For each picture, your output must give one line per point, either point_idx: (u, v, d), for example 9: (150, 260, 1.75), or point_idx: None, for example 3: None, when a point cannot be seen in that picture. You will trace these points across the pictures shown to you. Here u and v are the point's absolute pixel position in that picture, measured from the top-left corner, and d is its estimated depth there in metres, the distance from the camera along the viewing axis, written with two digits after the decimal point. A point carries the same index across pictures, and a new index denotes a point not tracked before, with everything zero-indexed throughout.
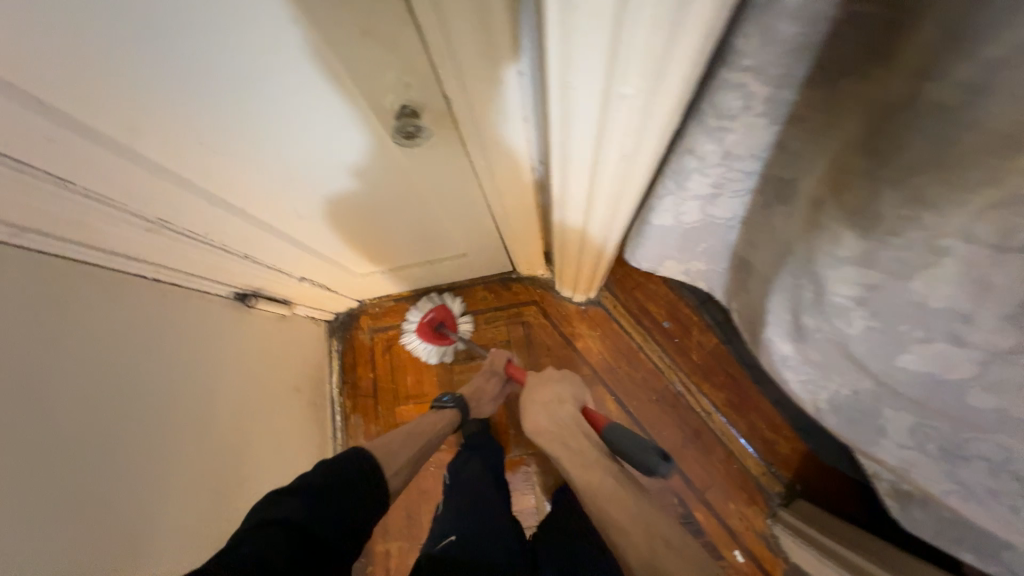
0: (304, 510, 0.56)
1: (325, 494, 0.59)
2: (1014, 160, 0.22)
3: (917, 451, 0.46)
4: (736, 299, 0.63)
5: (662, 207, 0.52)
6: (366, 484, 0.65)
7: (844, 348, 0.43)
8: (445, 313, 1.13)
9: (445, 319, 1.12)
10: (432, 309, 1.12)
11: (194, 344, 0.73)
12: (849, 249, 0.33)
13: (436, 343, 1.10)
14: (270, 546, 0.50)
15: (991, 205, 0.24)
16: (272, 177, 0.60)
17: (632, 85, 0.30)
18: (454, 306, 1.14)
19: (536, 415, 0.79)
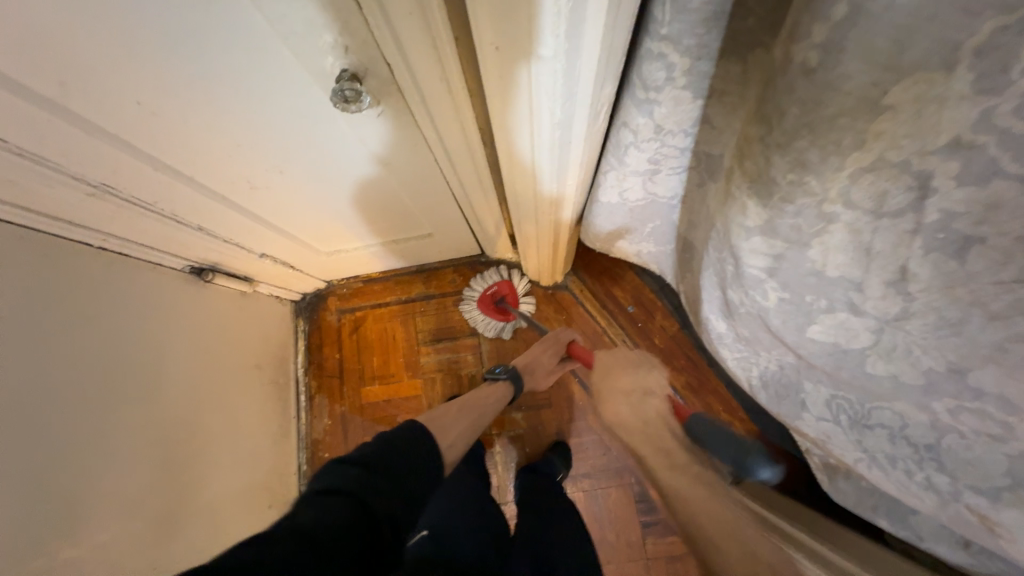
0: (367, 484, 0.48)
1: (387, 463, 0.51)
2: (874, 124, 0.26)
3: (832, 423, 0.50)
4: (683, 281, 0.65)
5: (607, 184, 0.53)
6: (431, 451, 0.57)
7: (765, 322, 0.45)
8: (508, 288, 1.12)
9: (507, 294, 1.12)
10: (495, 284, 1.12)
11: (140, 318, 0.71)
12: (754, 218, 0.36)
13: (497, 317, 1.11)
14: (327, 522, 0.43)
15: (862, 167, 0.28)
16: (221, 149, 0.59)
17: (551, 46, 0.31)
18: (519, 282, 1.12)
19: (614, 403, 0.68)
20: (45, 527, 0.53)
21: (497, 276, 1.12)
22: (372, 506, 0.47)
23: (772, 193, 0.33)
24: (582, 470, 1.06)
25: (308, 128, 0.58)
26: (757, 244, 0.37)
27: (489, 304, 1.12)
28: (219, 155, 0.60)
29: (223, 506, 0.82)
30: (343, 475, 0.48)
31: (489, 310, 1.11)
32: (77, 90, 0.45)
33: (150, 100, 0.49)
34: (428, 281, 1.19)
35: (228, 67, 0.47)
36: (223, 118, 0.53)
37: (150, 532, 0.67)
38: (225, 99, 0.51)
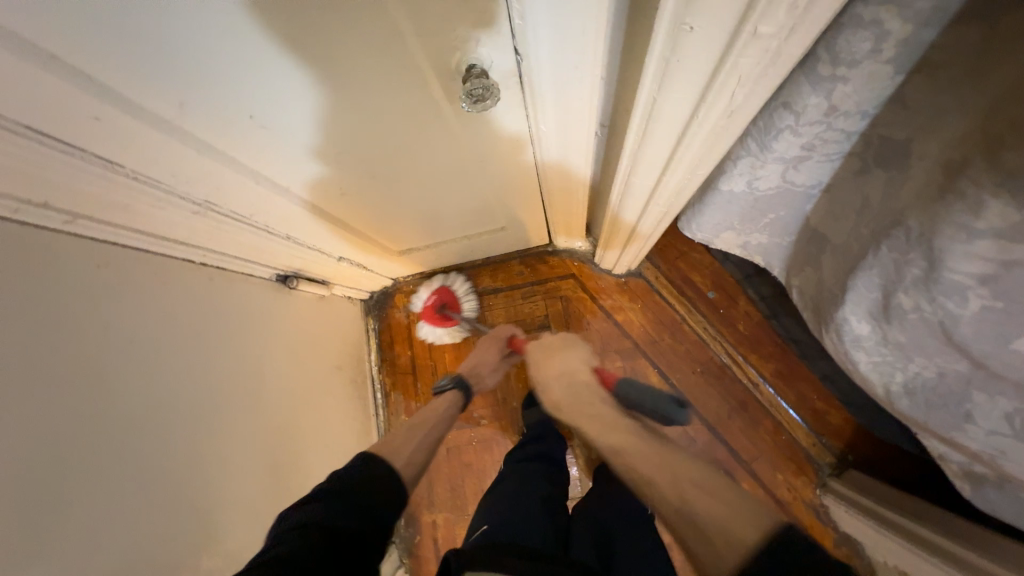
0: (325, 509, 0.49)
1: (345, 493, 0.52)
2: None
3: (1012, 439, 0.43)
4: (797, 275, 0.60)
5: (735, 171, 0.48)
6: (386, 483, 0.57)
7: (946, 331, 0.39)
8: (447, 294, 1.13)
9: (449, 300, 1.13)
10: (432, 294, 1.13)
11: (240, 328, 0.73)
12: (989, 220, 0.29)
13: (440, 325, 1.10)
14: (296, 552, 0.43)
15: None
16: (313, 160, 0.57)
17: (776, 21, 0.27)
18: (458, 287, 1.14)
19: (547, 388, 0.74)
20: (187, 537, 0.57)
21: (431, 286, 1.14)
22: (338, 536, 0.46)
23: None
24: None
25: (400, 136, 0.55)
26: (981, 247, 0.30)
27: (432, 314, 1.11)
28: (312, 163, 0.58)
29: None
30: (305, 512, 0.49)
31: (430, 319, 1.11)
32: (192, 110, 0.44)
33: (255, 116, 0.47)
34: (494, 274, 1.17)
35: (336, 80, 0.44)
36: (318, 130, 0.51)
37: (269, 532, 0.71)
38: (326, 110, 0.48)
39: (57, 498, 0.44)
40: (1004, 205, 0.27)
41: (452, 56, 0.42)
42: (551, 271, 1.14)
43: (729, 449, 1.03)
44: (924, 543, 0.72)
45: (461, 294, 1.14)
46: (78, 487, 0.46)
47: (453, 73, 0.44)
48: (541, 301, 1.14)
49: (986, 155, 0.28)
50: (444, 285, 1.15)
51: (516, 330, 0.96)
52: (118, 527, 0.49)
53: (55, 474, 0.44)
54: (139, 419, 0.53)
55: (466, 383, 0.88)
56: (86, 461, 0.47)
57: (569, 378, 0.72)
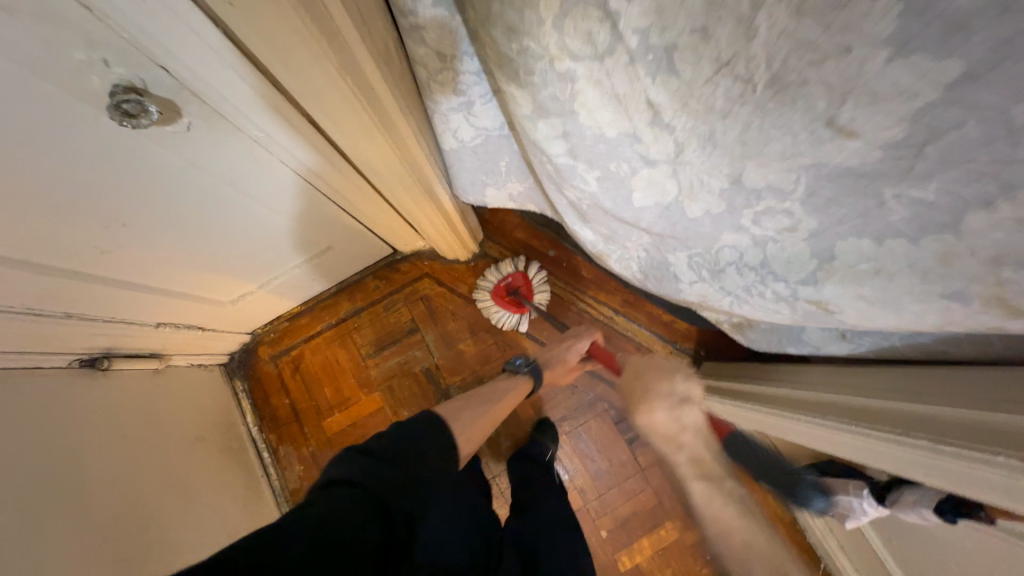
0: (369, 471, 0.47)
1: (401, 459, 0.50)
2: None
3: (701, 281, 0.53)
4: (552, 210, 0.68)
5: (438, 127, 0.57)
6: (436, 441, 0.56)
7: (605, 208, 0.48)
8: (521, 280, 1.11)
9: (521, 286, 1.11)
10: (512, 275, 1.11)
11: (43, 423, 0.67)
12: (525, 101, 0.42)
13: (509, 308, 1.09)
14: (332, 513, 0.41)
15: (553, 13, 0.32)
16: (43, 227, 0.54)
17: None
18: (533, 274, 1.10)
19: (653, 413, 0.75)
20: None
21: (510, 268, 1.11)
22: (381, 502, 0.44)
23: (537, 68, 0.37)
24: (559, 415, 1.11)
25: (132, 173, 0.55)
26: (546, 128, 0.43)
27: (504, 296, 1.10)
28: (44, 227, 0.55)
29: None
30: (354, 464, 0.47)
31: (507, 301, 1.09)
32: None
33: None
34: (353, 297, 1.17)
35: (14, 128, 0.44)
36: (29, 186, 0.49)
37: None
38: (24, 158, 0.47)
39: None
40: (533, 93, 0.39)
41: (87, 80, 0.43)
42: (406, 276, 1.18)
43: (608, 383, 1.12)
44: None
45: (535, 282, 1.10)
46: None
47: (98, 97, 0.45)
48: (404, 307, 1.17)
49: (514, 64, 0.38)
50: (522, 269, 1.11)
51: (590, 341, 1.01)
52: None
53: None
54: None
55: (539, 368, 0.98)
56: None
57: (681, 405, 0.74)
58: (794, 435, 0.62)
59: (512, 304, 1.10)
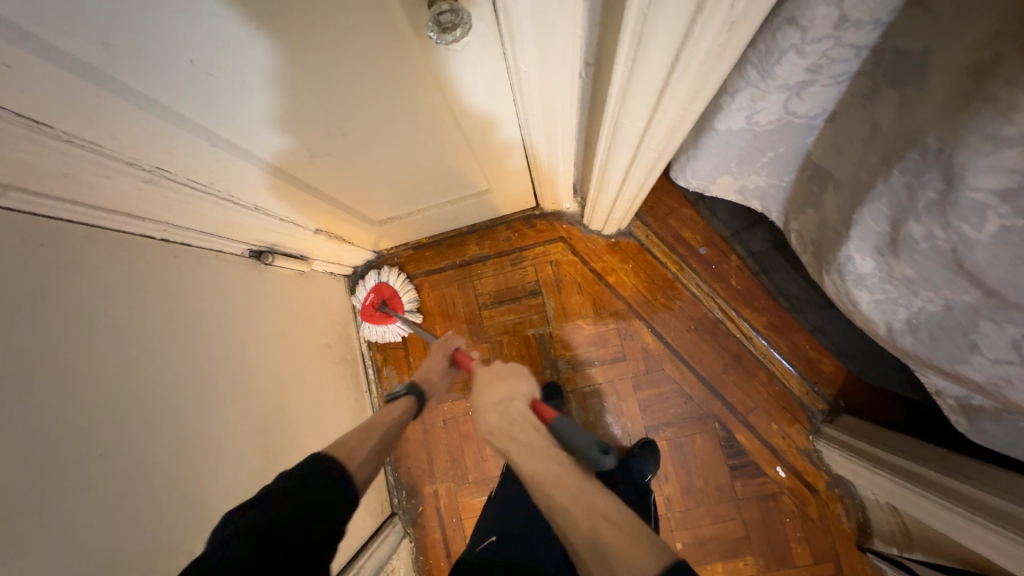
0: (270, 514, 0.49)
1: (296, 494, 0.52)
2: None
3: (1020, 366, 0.41)
4: (797, 217, 0.56)
5: (733, 106, 0.47)
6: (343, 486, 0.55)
7: (958, 259, 0.36)
8: (388, 291, 1.11)
9: (388, 297, 1.11)
10: (372, 291, 1.10)
11: (218, 305, 0.70)
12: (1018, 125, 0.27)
13: (379, 322, 1.07)
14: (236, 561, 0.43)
15: None
16: (267, 118, 0.53)
17: None
18: (397, 284, 1.10)
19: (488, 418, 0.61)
20: (179, 527, 0.56)
21: (372, 282, 1.10)
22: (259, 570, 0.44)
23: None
24: (663, 419, 1.05)
25: (370, 85, 0.51)
26: (1006, 158, 0.29)
27: (373, 312, 1.09)
28: (268, 121, 0.53)
29: None
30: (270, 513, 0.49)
31: (370, 317, 1.08)
32: (122, 55, 0.39)
33: (199, 62, 0.42)
34: (480, 242, 1.13)
35: (287, 12, 0.39)
36: (270, 80, 0.47)
37: None
38: (271, 45, 0.43)
39: (26, 517, 0.42)
40: None
41: None
42: (539, 235, 1.11)
43: (724, 402, 1.04)
44: (955, 497, 0.65)
45: (402, 290, 1.11)
46: (34, 495, 0.43)
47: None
48: (530, 267, 1.11)
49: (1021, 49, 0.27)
50: (382, 282, 1.11)
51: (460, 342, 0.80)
52: (97, 534, 0.47)
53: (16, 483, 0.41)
54: (115, 417, 0.51)
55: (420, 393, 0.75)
56: (51, 467, 0.44)
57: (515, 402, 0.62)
58: (1000, 557, 0.56)
59: (381, 317, 1.08)
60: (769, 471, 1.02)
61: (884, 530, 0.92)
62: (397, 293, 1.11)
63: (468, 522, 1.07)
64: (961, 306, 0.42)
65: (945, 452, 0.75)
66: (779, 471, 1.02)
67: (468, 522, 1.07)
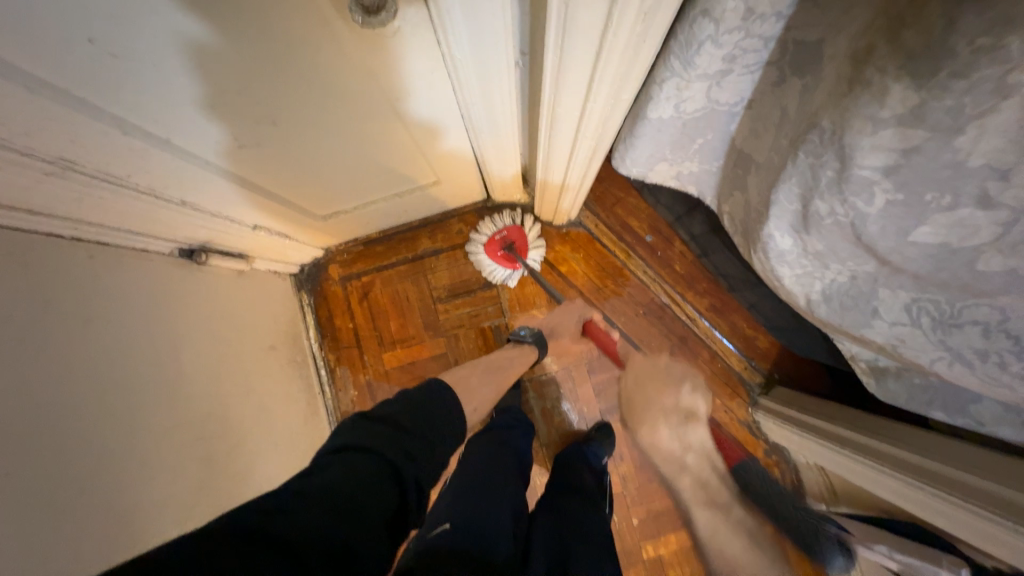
0: (387, 438, 0.52)
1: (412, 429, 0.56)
2: None
3: (910, 327, 0.46)
4: (727, 201, 0.60)
5: (661, 95, 0.49)
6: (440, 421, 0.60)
7: (855, 231, 0.40)
8: (518, 235, 1.06)
9: (518, 242, 1.06)
10: (506, 229, 1.05)
11: (145, 309, 0.65)
12: (893, 107, 0.31)
13: (503, 263, 1.06)
14: (348, 476, 0.45)
15: None
16: (188, 105, 0.50)
17: None
18: (529, 230, 1.06)
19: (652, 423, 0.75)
20: (110, 545, 0.52)
21: (508, 221, 1.05)
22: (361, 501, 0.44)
23: (938, 68, 0.28)
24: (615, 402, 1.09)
25: (305, 71, 0.49)
26: (886, 137, 0.32)
27: (500, 251, 1.06)
28: (188, 106, 0.50)
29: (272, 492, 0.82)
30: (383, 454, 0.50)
31: (495, 255, 1.05)
32: (7, 31, 0.35)
33: (103, 42, 0.39)
34: (433, 236, 1.12)
35: None
36: (191, 60, 0.44)
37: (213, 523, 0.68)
38: (192, 23, 0.40)
39: None
40: (905, 87, 0.30)
41: None
42: None
43: None
44: (869, 451, 0.73)
45: (533, 240, 1.06)
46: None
47: None
48: None
49: (890, 39, 0.31)
50: (517, 224, 1.06)
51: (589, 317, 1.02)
52: (22, 556, 0.43)
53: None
54: (24, 433, 0.46)
55: (542, 338, 0.99)
56: None
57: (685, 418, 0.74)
58: (909, 502, 0.63)
59: (504, 258, 1.06)
60: None
61: (814, 489, 1.01)
62: (527, 239, 1.06)
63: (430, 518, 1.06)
64: (864, 275, 0.46)
65: (861, 414, 0.84)
66: None
67: None
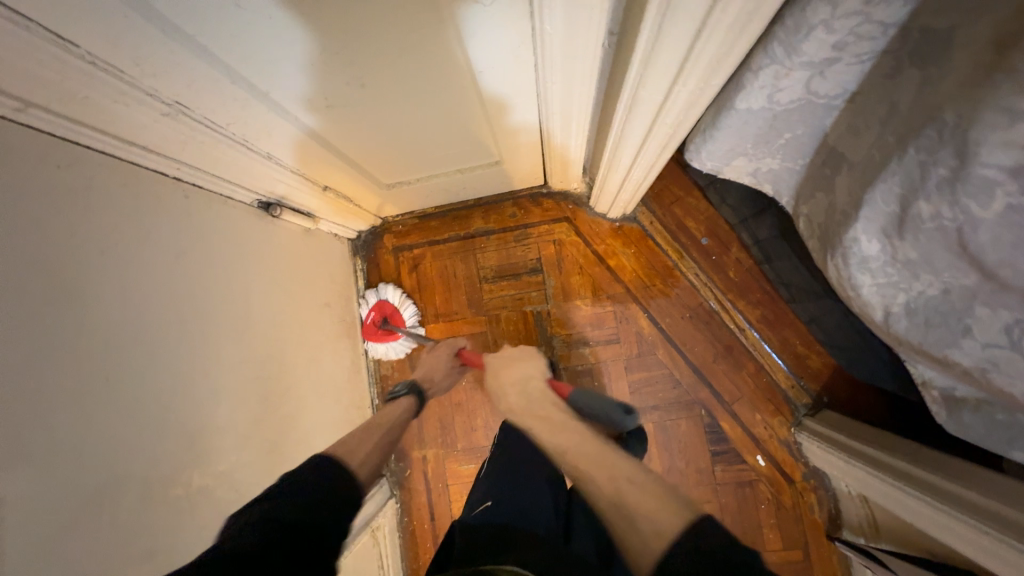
0: (281, 505, 0.50)
1: (298, 488, 0.54)
2: None
3: (1008, 351, 0.43)
4: (807, 202, 0.58)
5: (755, 84, 0.47)
6: (342, 481, 0.58)
7: (958, 239, 0.38)
8: (387, 309, 1.11)
9: (388, 314, 1.11)
10: (373, 310, 1.11)
11: (227, 251, 0.70)
12: None
13: (385, 339, 1.08)
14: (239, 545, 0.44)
15: None
16: (292, 63, 0.53)
17: None
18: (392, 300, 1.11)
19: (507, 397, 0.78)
20: (176, 457, 0.57)
21: (370, 302, 1.11)
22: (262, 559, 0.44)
23: None
24: (651, 402, 1.07)
25: (398, 38, 0.51)
26: (1020, 134, 0.30)
27: (376, 331, 1.10)
28: (290, 63, 0.53)
29: (315, 440, 0.87)
30: (285, 506, 0.51)
31: (374, 335, 1.09)
32: None
33: None
34: (486, 216, 1.13)
35: None
36: (299, 18, 0.46)
37: (265, 456, 0.73)
38: None
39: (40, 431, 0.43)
40: None
41: None
42: (544, 214, 1.12)
43: (712, 390, 1.06)
44: (923, 485, 0.69)
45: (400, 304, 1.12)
46: (38, 406, 0.43)
47: None
48: (533, 244, 1.12)
49: None
50: (382, 299, 1.12)
51: (461, 343, 0.97)
52: (98, 459, 0.48)
53: (18, 392, 0.42)
54: (121, 346, 0.52)
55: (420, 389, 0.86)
56: (64, 387, 0.46)
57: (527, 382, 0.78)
58: (965, 545, 0.59)
59: (386, 335, 1.09)
60: (749, 460, 1.05)
61: (854, 521, 0.96)
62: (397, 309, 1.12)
63: (453, 488, 1.10)
64: (965, 291, 0.43)
65: (918, 447, 0.78)
66: (759, 460, 1.05)
67: (453, 486, 1.10)
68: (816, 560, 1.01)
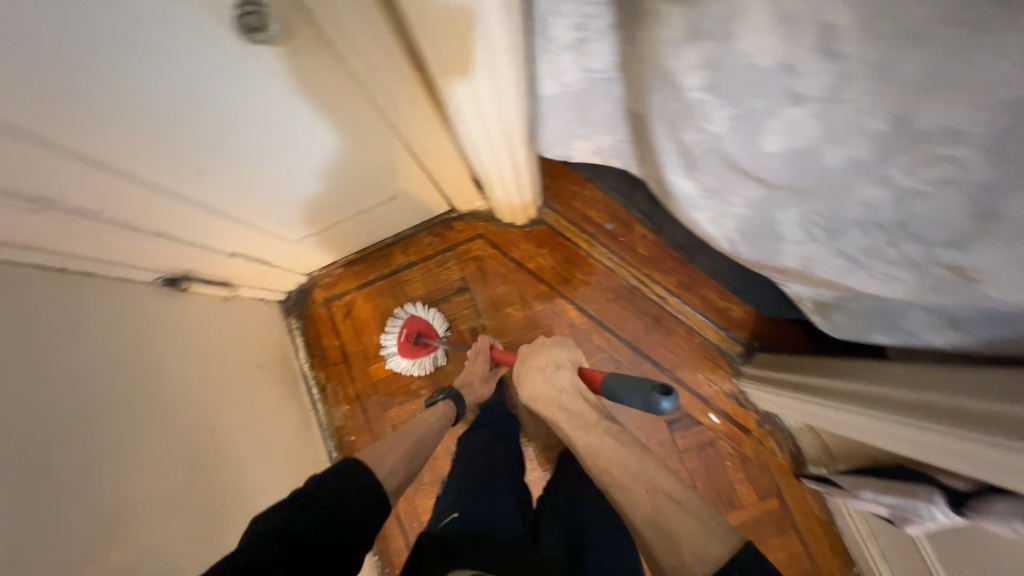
0: (303, 524, 0.54)
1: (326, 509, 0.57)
2: None
3: (811, 242, 0.49)
4: (640, 163, 0.65)
5: (544, 72, 0.58)
6: (363, 497, 0.62)
7: (721, 153, 0.45)
8: (417, 324, 1.11)
9: (423, 329, 1.11)
10: (404, 326, 1.11)
11: (131, 328, 0.72)
12: (681, 29, 0.38)
13: (414, 355, 1.08)
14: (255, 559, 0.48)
15: None
16: (154, 139, 0.58)
17: None
18: (427, 315, 1.12)
19: (534, 381, 0.80)
20: (94, 537, 0.56)
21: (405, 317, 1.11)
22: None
23: None
24: None
25: None
26: (691, 56, 0.39)
27: (409, 347, 1.09)
28: (146, 141, 0.58)
29: (264, 502, 0.85)
30: (306, 525, 0.54)
31: (405, 352, 1.09)
32: None
33: (65, 84, 0.47)
34: (406, 250, 1.18)
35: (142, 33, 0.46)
36: (145, 96, 0.52)
37: (202, 526, 0.72)
38: (141, 68, 0.49)
39: None
40: None
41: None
42: (459, 235, 1.17)
43: (652, 361, 1.10)
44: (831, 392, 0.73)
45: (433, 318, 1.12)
46: None
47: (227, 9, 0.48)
48: (455, 265, 1.17)
49: None
50: (412, 315, 1.12)
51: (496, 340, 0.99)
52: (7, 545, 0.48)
53: None
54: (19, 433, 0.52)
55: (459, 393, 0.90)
56: None
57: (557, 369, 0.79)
58: (870, 435, 0.63)
59: (421, 349, 1.09)
60: (703, 419, 1.07)
61: (813, 454, 0.98)
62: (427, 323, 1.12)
63: None
64: (761, 202, 0.49)
65: (824, 360, 0.83)
66: (713, 418, 1.07)
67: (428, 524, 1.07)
68: (794, 503, 1.03)
